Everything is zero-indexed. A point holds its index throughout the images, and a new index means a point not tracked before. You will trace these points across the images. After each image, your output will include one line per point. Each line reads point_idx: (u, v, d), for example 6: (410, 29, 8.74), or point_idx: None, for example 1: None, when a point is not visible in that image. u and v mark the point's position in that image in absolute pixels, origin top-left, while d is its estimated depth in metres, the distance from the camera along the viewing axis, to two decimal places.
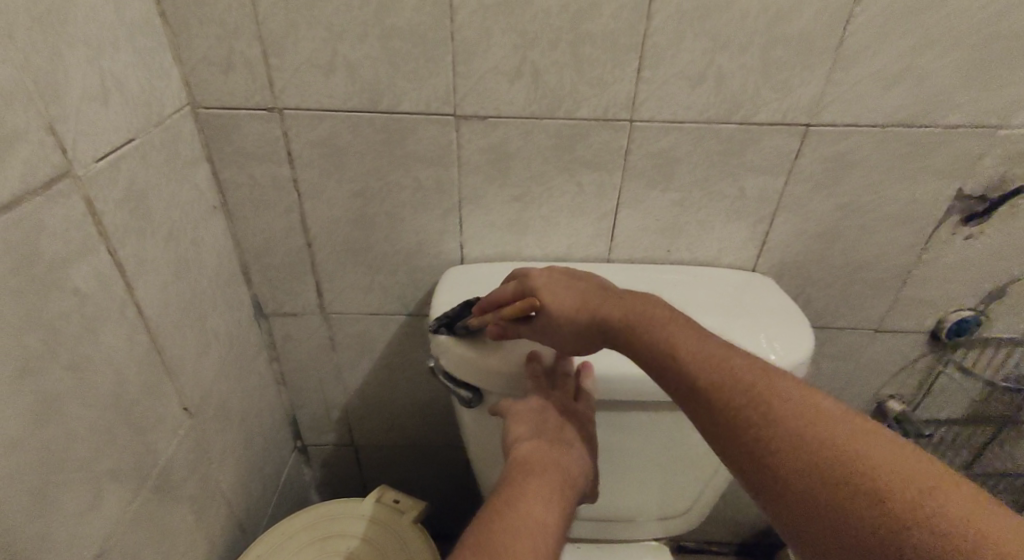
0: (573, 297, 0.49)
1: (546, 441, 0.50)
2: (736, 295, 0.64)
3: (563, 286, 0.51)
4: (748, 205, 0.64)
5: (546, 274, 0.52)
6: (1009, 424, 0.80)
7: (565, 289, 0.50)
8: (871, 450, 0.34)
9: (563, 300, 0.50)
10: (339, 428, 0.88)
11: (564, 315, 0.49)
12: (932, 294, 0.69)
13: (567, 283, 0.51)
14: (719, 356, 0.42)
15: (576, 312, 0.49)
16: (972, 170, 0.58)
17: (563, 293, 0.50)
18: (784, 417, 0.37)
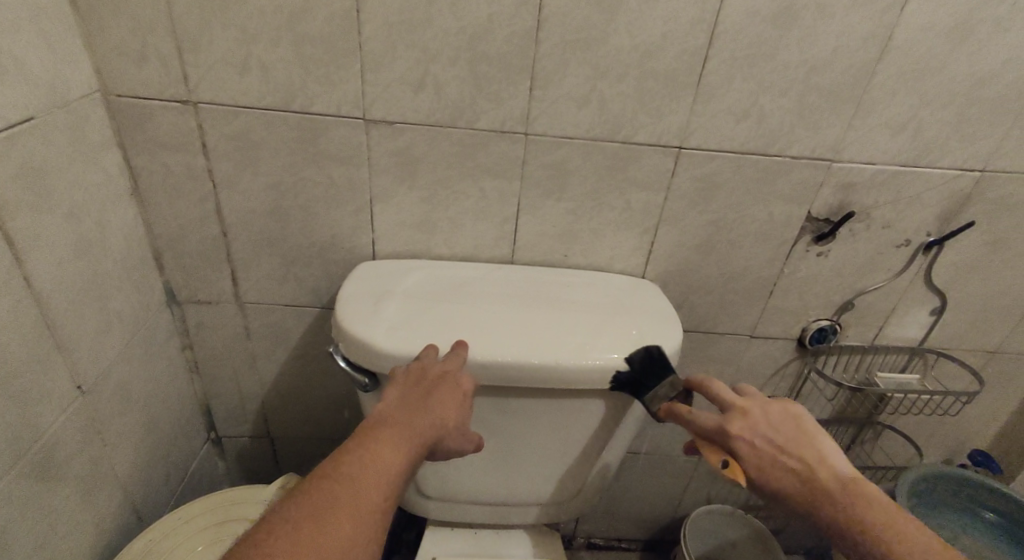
0: (779, 457, 0.48)
1: (387, 419, 0.49)
2: (617, 297, 0.71)
3: (770, 435, 0.50)
4: (634, 216, 0.72)
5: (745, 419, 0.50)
6: (867, 425, 0.90)
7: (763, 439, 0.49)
8: None
9: (760, 458, 0.49)
10: (253, 420, 0.89)
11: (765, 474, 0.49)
12: (789, 303, 0.79)
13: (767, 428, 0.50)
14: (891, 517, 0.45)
15: (782, 468, 0.48)
16: (815, 195, 0.69)
17: (771, 448, 0.49)
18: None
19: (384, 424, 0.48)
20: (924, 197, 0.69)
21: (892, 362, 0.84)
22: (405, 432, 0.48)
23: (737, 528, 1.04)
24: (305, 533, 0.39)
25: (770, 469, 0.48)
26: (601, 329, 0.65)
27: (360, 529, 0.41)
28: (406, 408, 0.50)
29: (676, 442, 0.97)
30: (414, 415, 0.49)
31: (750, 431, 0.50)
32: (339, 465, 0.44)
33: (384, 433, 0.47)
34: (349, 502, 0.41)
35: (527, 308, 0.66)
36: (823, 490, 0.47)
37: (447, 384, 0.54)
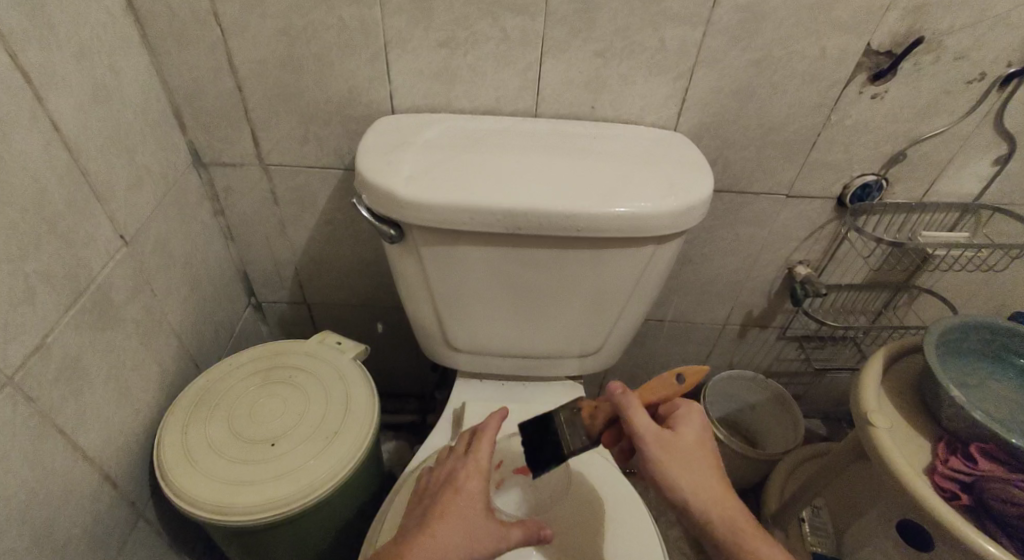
0: (691, 446, 0.51)
1: (462, 470, 0.54)
2: (646, 147, 0.68)
3: (701, 450, 0.51)
4: (669, 58, 0.66)
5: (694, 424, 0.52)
6: (902, 286, 0.89)
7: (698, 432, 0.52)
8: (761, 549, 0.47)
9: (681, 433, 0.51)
10: (289, 285, 0.93)
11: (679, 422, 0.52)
12: (834, 157, 0.74)
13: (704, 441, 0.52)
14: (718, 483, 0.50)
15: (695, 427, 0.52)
16: (878, 24, 0.62)
17: (695, 456, 0.50)
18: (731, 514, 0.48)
19: (450, 483, 0.53)
20: (1006, 20, 0.61)
21: (939, 221, 0.80)
22: (464, 487, 0.53)
23: (759, 392, 1.07)
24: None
25: (684, 433, 0.51)
26: (627, 177, 0.62)
27: (479, 540, 0.50)
28: (476, 465, 0.55)
29: (702, 309, 0.97)
30: (466, 486, 0.53)
31: (685, 440, 0.51)
32: (433, 501, 0.52)
33: (448, 498, 0.52)
34: (457, 515, 0.50)
35: (549, 159, 0.64)
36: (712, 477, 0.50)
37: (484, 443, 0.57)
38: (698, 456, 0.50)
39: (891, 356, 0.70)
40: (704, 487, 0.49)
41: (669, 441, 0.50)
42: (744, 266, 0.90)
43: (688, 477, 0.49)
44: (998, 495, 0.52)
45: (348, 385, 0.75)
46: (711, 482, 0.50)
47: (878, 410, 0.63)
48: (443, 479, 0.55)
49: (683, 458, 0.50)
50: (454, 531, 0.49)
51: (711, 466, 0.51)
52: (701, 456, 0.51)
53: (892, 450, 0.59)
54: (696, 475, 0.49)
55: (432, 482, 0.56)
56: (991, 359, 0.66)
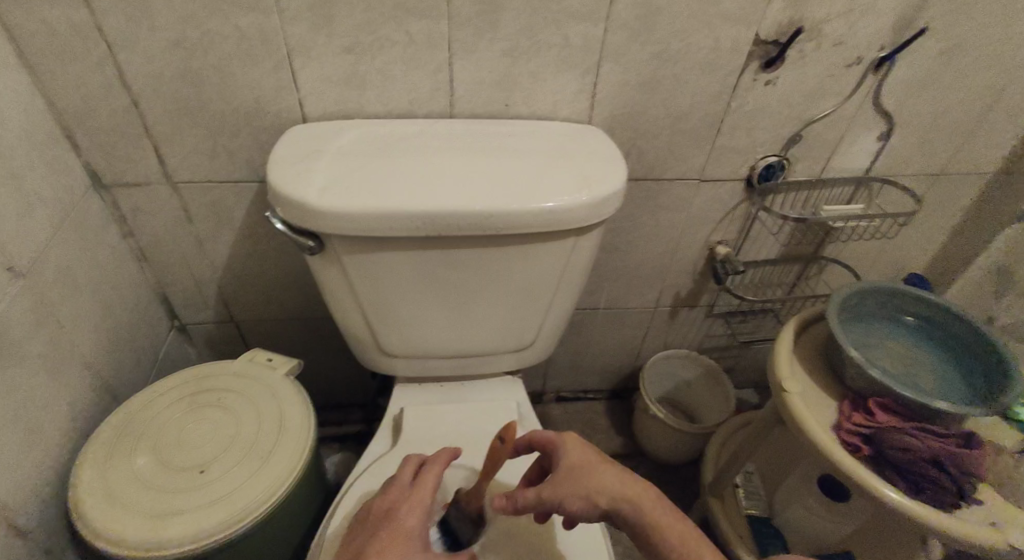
0: (584, 466, 0.52)
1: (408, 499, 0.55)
2: (560, 142, 0.69)
3: (589, 460, 0.53)
4: (574, 54, 0.68)
5: (578, 448, 0.54)
6: (812, 258, 0.96)
7: (584, 454, 0.54)
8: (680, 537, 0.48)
9: (571, 463, 0.53)
10: (215, 304, 0.90)
11: (567, 450, 0.54)
12: (737, 141, 0.79)
13: (595, 457, 0.54)
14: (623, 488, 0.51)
15: (581, 451, 0.54)
16: (763, 15, 0.66)
17: (584, 467, 0.52)
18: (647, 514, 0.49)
19: (393, 513, 0.53)
20: (873, 8, 0.66)
21: (838, 195, 0.86)
22: (408, 517, 0.53)
23: (694, 369, 1.12)
24: None
25: (574, 461, 0.53)
26: (542, 173, 0.64)
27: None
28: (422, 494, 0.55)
29: (633, 295, 1.01)
30: (405, 519, 0.53)
31: (572, 466, 0.53)
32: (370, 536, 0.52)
33: (385, 532, 0.52)
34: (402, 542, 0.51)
35: (465, 159, 0.64)
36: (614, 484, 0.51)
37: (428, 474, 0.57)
38: (591, 471, 0.52)
39: (803, 325, 0.74)
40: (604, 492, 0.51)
41: (555, 476, 0.53)
42: (667, 250, 0.93)
43: (589, 493, 0.51)
44: (893, 444, 0.57)
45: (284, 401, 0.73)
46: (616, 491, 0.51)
47: (790, 376, 0.68)
48: (387, 509, 0.54)
49: (578, 480, 0.51)
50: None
51: (603, 467, 0.53)
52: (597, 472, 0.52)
53: (804, 412, 0.64)
54: (592, 484, 0.51)
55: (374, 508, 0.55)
56: (890, 320, 0.72)
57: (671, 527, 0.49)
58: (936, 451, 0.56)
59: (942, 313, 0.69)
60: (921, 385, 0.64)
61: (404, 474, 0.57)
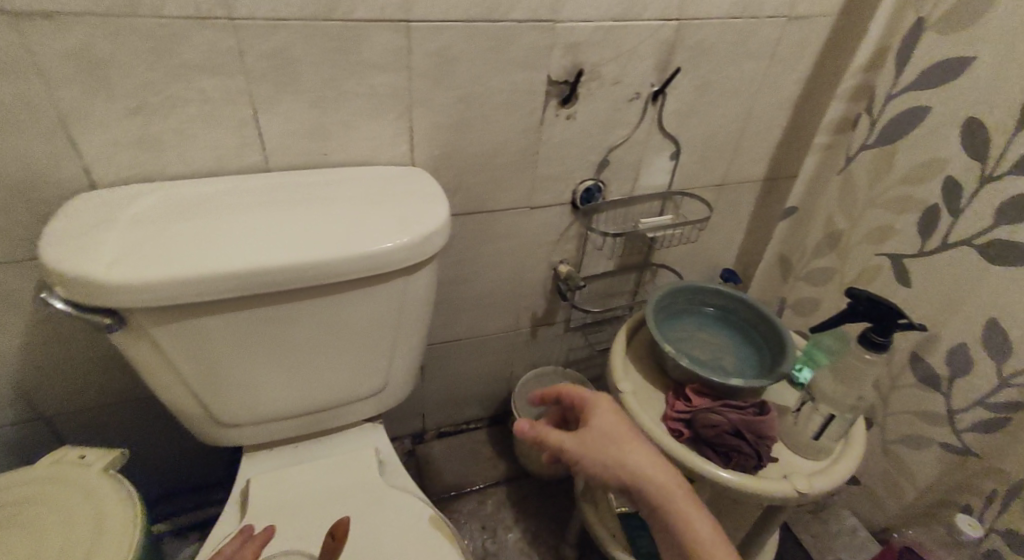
0: (608, 438, 0.51)
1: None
2: (381, 186, 0.71)
3: (618, 427, 0.52)
4: (383, 102, 0.70)
5: (608, 416, 0.53)
6: (643, 267, 1.06)
7: (615, 420, 0.53)
8: (696, 529, 0.47)
9: (603, 428, 0.52)
10: (10, 406, 0.77)
11: (599, 416, 0.54)
12: (554, 169, 0.86)
13: (624, 428, 0.52)
14: (653, 466, 0.49)
15: (620, 416, 0.54)
16: (549, 59, 0.74)
17: (609, 434, 0.52)
18: (665, 501, 0.48)
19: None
20: (637, 51, 0.77)
21: (650, 209, 0.98)
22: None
23: (562, 383, 1.17)
24: None
25: (602, 425, 0.52)
26: (363, 219, 0.65)
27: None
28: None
29: (491, 322, 1.04)
30: None
31: (594, 433, 0.52)
32: None
33: None
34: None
35: (280, 213, 0.63)
36: (647, 462, 0.49)
37: None
38: (622, 441, 0.51)
39: (632, 328, 0.82)
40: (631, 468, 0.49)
41: (582, 432, 0.53)
42: (514, 275, 0.98)
43: (611, 467, 0.50)
44: (704, 423, 0.65)
45: (104, 502, 0.64)
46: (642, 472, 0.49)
47: (624, 376, 0.74)
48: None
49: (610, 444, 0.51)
50: None
51: (639, 445, 0.50)
52: (626, 443, 0.51)
53: (636, 408, 0.70)
54: (619, 455, 0.50)
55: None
56: (698, 314, 0.82)
57: (689, 518, 0.47)
58: (735, 422, 0.64)
59: (734, 302, 0.81)
60: (726, 366, 0.75)
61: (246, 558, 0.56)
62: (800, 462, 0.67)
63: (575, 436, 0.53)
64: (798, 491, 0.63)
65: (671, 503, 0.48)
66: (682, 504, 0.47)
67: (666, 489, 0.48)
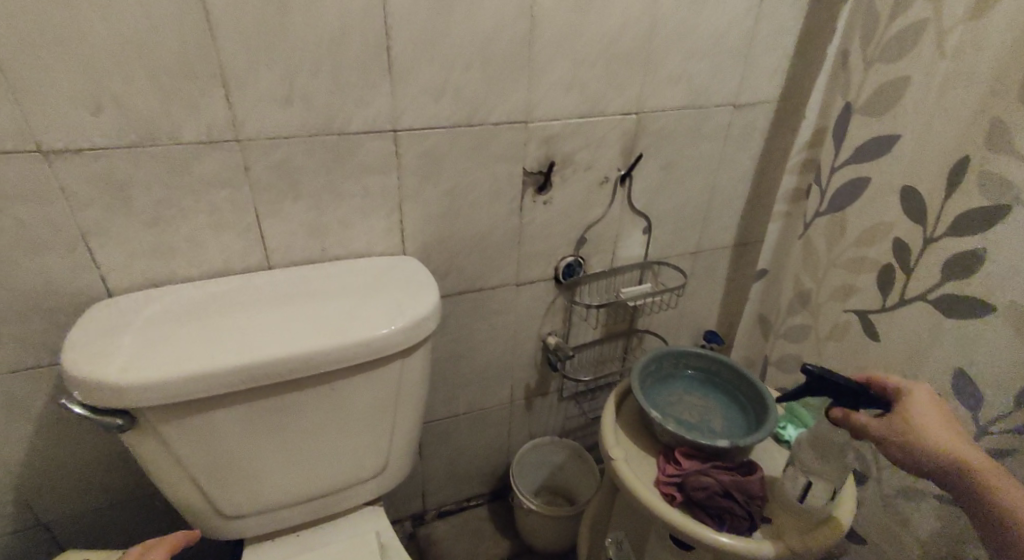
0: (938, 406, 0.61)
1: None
2: (375, 276, 0.76)
3: (930, 418, 0.60)
4: (376, 200, 0.77)
5: (927, 403, 0.61)
6: (629, 332, 1.10)
7: (925, 420, 0.60)
8: (1003, 486, 0.54)
9: (913, 416, 0.61)
10: (11, 511, 0.77)
11: (916, 410, 0.61)
12: (537, 248, 0.92)
13: (940, 421, 0.60)
14: (936, 439, 0.58)
15: (930, 413, 0.60)
16: (525, 153, 0.82)
17: (924, 423, 0.60)
18: (960, 457, 0.56)
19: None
20: (604, 141, 0.85)
21: (630, 278, 1.04)
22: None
23: (560, 452, 1.18)
24: None
25: (918, 421, 0.60)
26: (358, 308, 0.69)
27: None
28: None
29: (486, 396, 1.06)
30: None
31: (912, 414, 0.61)
32: None
33: None
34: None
35: (281, 308, 0.68)
36: (940, 434, 0.59)
37: None
38: (931, 423, 0.60)
39: (621, 397, 0.85)
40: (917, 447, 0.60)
41: (900, 414, 0.62)
42: (506, 349, 1.02)
43: (937, 432, 0.59)
44: (695, 485, 0.67)
45: None
46: (931, 443, 0.58)
47: (615, 443, 0.77)
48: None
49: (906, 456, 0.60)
50: None
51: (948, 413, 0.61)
52: (914, 428, 0.60)
53: (628, 474, 0.72)
54: (927, 428, 0.59)
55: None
56: (683, 378, 0.86)
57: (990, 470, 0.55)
58: (726, 483, 0.67)
59: (716, 364, 0.85)
60: (713, 429, 0.77)
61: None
62: (790, 520, 0.68)
63: (891, 425, 0.62)
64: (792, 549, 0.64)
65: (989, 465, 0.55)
66: (988, 466, 0.56)
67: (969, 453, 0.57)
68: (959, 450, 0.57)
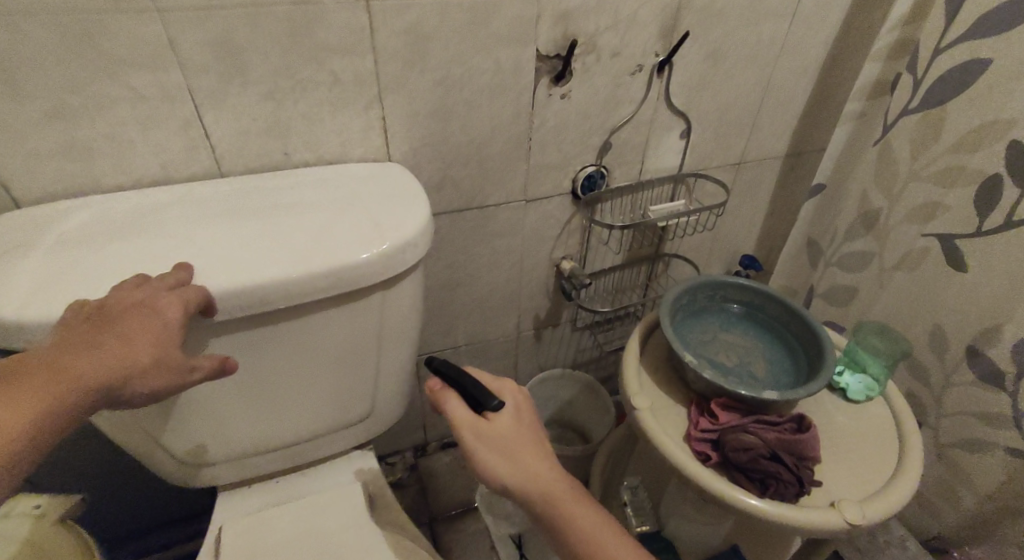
0: (515, 457, 0.50)
1: (79, 383, 0.40)
2: (350, 187, 0.62)
3: (516, 437, 0.51)
4: (348, 91, 0.61)
5: (492, 432, 0.50)
6: (655, 257, 0.96)
7: (501, 456, 0.50)
8: (608, 548, 0.47)
9: (501, 446, 0.50)
10: None
11: (508, 434, 0.51)
12: (551, 157, 0.76)
13: (516, 446, 0.50)
14: (543, 473, 0.49)
15: (538, 470, 0.49)
16: (537, 31, 0.64)
17: (509, 446, 0.50)
18: (576, 519, 0.48)
19: (91, 345, 0.41)
20: (638, 17, 0.67)
21: (660, 194, 0.88)
22: (95, 365, 0.41)
23: (572, 386, 1.08)
24: (101, 342, 0.42)
25: (503, 460, 0.50)
26: (326, 228, 0.56)
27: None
28: (176, 346, 0.45)
29: (490, 326, 0.95)
30: (67, 359, 0.40)
31: (487, 434, 0.50)
32: (94, 340, 0.42)
33: (97, 337, 0.42)
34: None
35: (231, 226, 0.55)
36: (550, 487, 0.48)
37: (130, 319, 0.43)
38: (543, 477, 0.49)
39: (645, 334, 0.73)
40: (517, 463, 0.49)
41: (484, 427, 0.51)
42: (513, 275, 0.89)
43: (511, 468, 0.49)
44: (735, 445, 0.56)
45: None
46: (533, 492, 0.49)
47: (639, 391, 0.66)
48: (95, 324, 0.42)
49: (490, 444, 0.50)
50: (106, 347, 0.42)
51: (539, 457, 0.50)
52: (524, 458, 0.50)
53: (655, 428, 0.61)
54: (507, 458, 0.50)
55: (93, 317, 0.43)
56: (719, 312, 0.73)
57: (601, 532, 0.48)
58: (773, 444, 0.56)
59: (761, 298, 0.72)
60: (753, 375, 0.66)
61: (166, 306, 0.44)
62: (847, 486, 0.58)
63: (475, 432, 0.51)
64: (848, 522, 0.54)
65: (591, 533, 0.47)
66: (590, 519, 0.48)
67: (580, 511, 0.48)
68: (555, 484, 0.49)
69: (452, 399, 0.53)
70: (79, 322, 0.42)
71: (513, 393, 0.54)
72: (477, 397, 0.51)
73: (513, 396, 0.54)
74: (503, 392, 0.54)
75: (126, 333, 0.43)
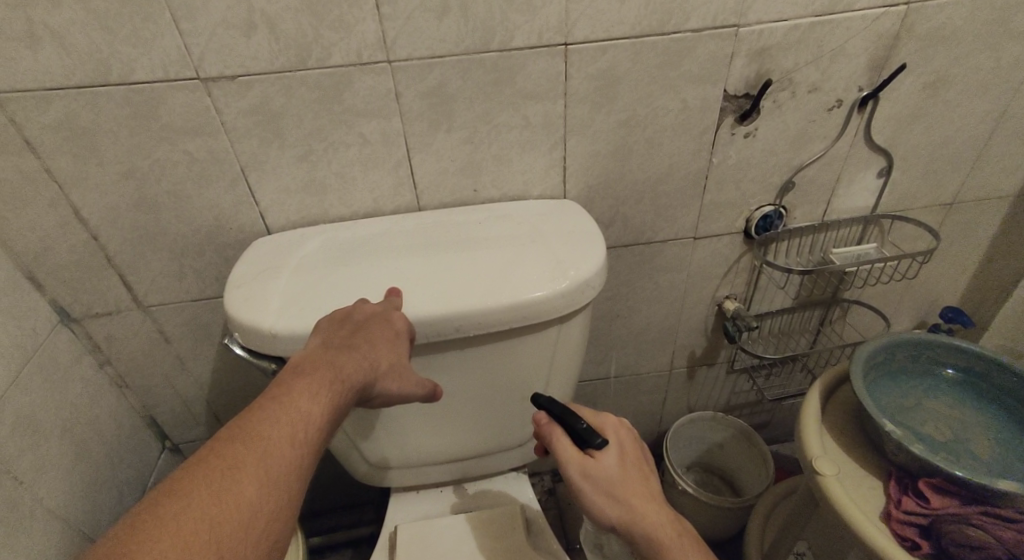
0: (624, 500, 0.47)
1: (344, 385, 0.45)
2: (531, 224, 0.65)
3: (629, 479, 0.48)
4: (537, 132, 0.65)
5: (601, 474, 0.48)
6: (832, 302, 0.87)
7: (610, 499, 0.48)
8: None
9: (617, 489, 0.48)
10: (204, 420, 0.86)
11: (616, 478, 0.48)
12: (727, 195, 0.74)
13: (621, 491, 0.48)
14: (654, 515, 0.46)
15: (650, 513, 0.47)
16: (728, 70, 0.62)
17: (619, 490, 0.48)
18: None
19: (349, 349, 0.47)
20: (843, 50, 0.62)
21: (846, 236, 0.80)
22: (360, 366, 0.47)
23: (723, 430, 1.02)
24: (354, 347, 0.48)
25: (614, 501, 0.47)
26: (511, 263, 0.59)
27: (274, 487, 0.38)
28: (405, 358, 0.51)
29: (643, 360, 0.94)
30: (338, 358, 0.46)
31: (598, 475, 0.48)
32: (348, 344, 0.48)
33: (353, 341, 0.48)
34: (260, 471, 0.38)
35: (430, 258, 0.60)
36: (659, 526, 0.46)
37: (375, 326, 0.50)
38: (658, 518, 0.46)
39: (826, 392, 0.67)
40: (628, 506, 0.47)
41: (591, 465, 0.48)
42: (673, 312, 0.87)
43: (620, 509, 0.47)
44: None
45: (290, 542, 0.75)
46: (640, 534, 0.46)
47: (824, 455, 0.60)
48: (346, 335, 0.49)
49: (598, 485, 0.48)
50: (360, 348, 0.48)
51: (649, 499, 0.47)
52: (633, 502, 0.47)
53: (848, 503, 0.55)
54: (618, 502, 0.47)
55: (347, 327, 0.50)
56: (922, 377, 0.64)
57: None
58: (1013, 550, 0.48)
59: (980, 362, 0.62)
60: (974, 455, 0.57)
61: (397, 318, 0.52)
62: None
63: (586, 473, 0.48)
64: None
65: None
66: None
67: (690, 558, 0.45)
68: (664, 525, 0.46)
69: (559, 439, 0.51)
70: (334, 327, 0.50)
71: (614, 428, 0.52)
72: (581, 434, 0.49)
73: (614, 431, 0.51)
74: (607, 428, 0.52)
75: (374, 339, 0.49)
